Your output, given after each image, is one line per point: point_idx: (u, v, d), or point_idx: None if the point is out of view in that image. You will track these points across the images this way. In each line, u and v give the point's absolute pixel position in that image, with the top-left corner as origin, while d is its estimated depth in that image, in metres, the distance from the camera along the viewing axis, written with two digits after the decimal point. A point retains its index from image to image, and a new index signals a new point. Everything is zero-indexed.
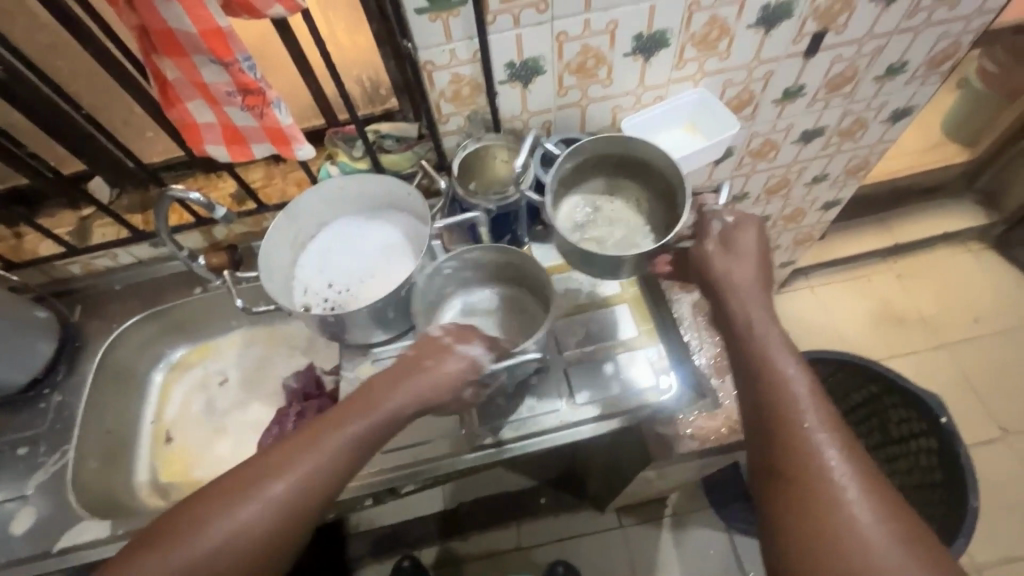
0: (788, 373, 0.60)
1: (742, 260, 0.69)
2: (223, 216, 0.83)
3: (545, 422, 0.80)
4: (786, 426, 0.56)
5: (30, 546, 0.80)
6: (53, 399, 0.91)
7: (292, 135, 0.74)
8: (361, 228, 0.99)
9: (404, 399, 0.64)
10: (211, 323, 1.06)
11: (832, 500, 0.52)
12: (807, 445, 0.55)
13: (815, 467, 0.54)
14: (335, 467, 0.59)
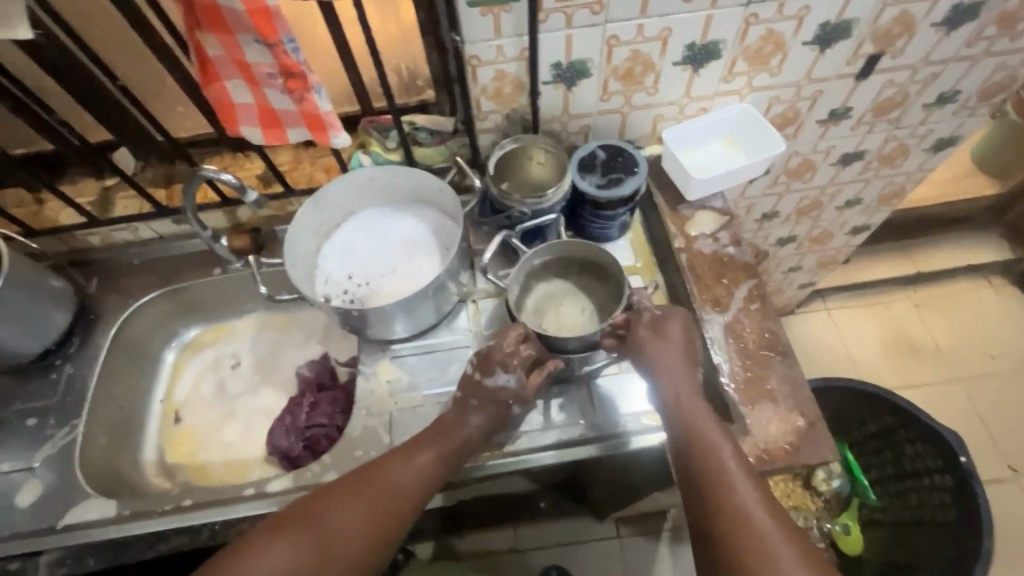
0: (709, 427, 0.67)
1: (672, 345, 0.74)
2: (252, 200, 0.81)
3: (539, 438, 0.80)
4: (705, 479, 0.63)
5: (32, 520, 0.77)
6: (65, 371, 0.90)
7: (330, 122, 0.72)
8: (386, 220, 0.97)
9: (438, 453, 0.71)
10: (228, 304, 1.05)
11: (749, 537, 0.59)
12: (724, 491, 0.62)
13: (736, 512, 0.60)
14: (381, 517, 0.65)
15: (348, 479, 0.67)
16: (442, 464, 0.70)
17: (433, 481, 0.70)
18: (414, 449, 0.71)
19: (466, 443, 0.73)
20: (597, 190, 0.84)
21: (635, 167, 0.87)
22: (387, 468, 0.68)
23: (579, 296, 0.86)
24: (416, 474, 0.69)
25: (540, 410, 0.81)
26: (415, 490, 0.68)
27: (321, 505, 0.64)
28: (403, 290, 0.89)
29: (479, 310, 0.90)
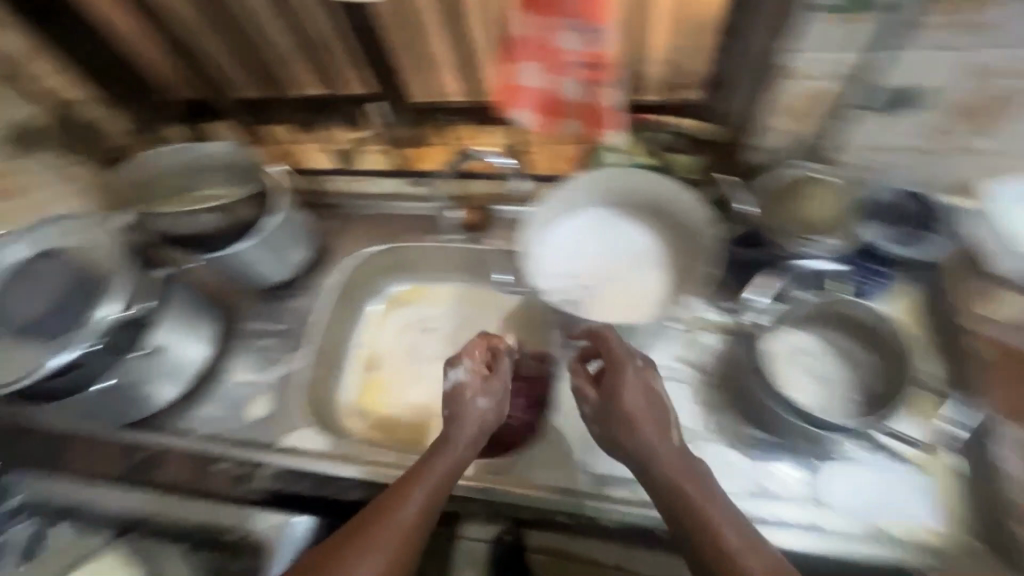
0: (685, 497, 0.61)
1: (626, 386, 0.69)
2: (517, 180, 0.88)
3: (767, 509, 0.69)
4: (666, 487, 0.62)
5: (262, 430, 0.87)
6: (300, 302, 1.00)
7: (611, 118, 0.68)
8: (614, 223, 0.89)
9: (427, 492, 0.68)
10: (433, 269, 1.07)
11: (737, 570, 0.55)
12: (732, 527, 0.58)
13: (698, 527, 0.58)
14: (400, 564, 0.62)
15: (345, 530, 0.64)
16: (423, 513, 0.66)
17: (429, 514, 0.67)
18: (403, 494, 0.67)
19: (443, 476, 0.70)
20: None
21: (928, 225, 0.76)
22: (394, 510, 0.65)
23: (836, 362, 0.75)
24: (418, 514, 0.65)
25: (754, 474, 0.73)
26: (411, 526, 0.64)
27: (329, 557, 0.61)
28: (631, 308, 0.81)
29: (696, 343, 0.84)
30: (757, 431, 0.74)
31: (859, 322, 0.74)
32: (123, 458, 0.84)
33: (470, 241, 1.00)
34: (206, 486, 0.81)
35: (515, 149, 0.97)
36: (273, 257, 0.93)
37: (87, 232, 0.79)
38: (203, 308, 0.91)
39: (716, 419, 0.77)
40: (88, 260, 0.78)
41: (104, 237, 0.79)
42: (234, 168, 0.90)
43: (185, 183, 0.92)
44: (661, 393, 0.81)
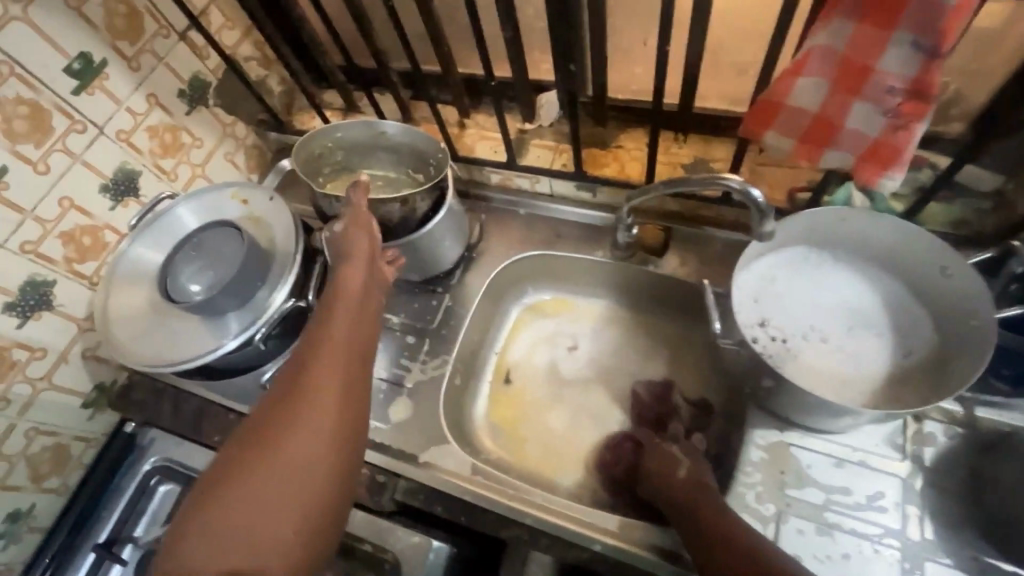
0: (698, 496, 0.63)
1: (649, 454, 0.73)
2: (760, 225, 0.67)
3: None
4: (711, 540, 0.57)
5: (399, 437, 0.81)
6: (444, 299, 0.93)
7: (905, 161, 0.55)
8: (836, 276, 0.75)
9: (347, 322, 0.64)
10: (583, 282, 0.96)
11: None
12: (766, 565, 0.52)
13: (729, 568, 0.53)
14: (349, 421, 0.57)
15: (291, 373, 0.59)
16: (356, 364, 0.61)
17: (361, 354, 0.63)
18: (329, 323, 0.63)
19: (363, 317, 0.66)
20: None
21: None
22: (324, 339, 0.61)
23: None
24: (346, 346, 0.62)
25: None
26: (349, 359, 0.61)
27: (282, 414, 0.55)
28: (840, 390, 0.68)
29: (921, 436, 0.69)
30: (1003, 560, 0.61)
31: None
32: None
33: (638, 262, 0.87)
34: None
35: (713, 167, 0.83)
36: (429, 252, 0.86)
37: (263, 210, 0.80)
38: None
39: (946, 533, 0.64)
40: (261, 238, 0.79)
41: (280, 219, 0.79)
42: (404, 150, 0.87)
43: (354, 156, 0.88)
44: (872, 487, 0.67)
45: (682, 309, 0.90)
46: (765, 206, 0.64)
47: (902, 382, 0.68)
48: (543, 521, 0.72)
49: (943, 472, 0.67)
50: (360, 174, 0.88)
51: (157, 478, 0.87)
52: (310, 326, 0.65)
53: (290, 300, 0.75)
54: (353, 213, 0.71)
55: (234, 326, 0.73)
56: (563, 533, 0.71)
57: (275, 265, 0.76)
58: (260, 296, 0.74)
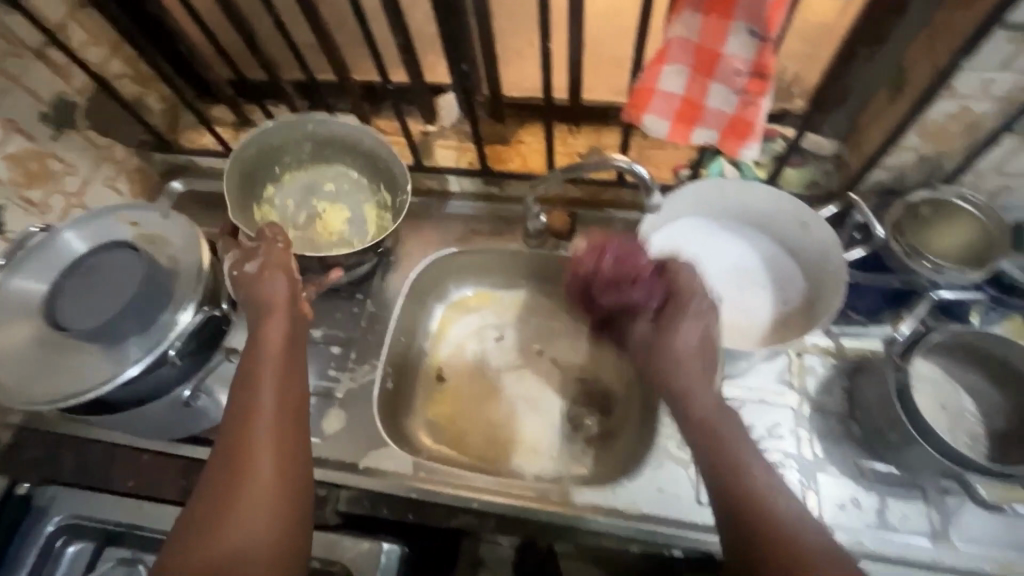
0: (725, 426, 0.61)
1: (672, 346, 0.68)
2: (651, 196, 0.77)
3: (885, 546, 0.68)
4: (708, 448, 0.60)
5: (333, 447, 0.80)
6: (366, 306, 0.92)
7: (757, 134, 0.63)
8: (724, 245, 0.84)
9: (275, 376, 0.60)
10: (502, 273, 1.00)
11: (785, 533, 0.53)
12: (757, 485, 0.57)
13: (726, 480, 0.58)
14: (296, 433, 0.58)
15: (222, 439, 0.56)
16: (297, 380, 0.62)
17: (295, 401, 0.60)
18: (259, 365, 0.60)
19: (299, 338, 0.65)
20: None
21: None
22: (245, 397, 0.58)
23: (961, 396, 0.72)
24: (273, 402, 0.58)
25: (880, 510, 0.70)
26: (281, 411, 0.58)
27: (226, 492, 0.52)
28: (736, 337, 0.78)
29: (803, 368, 0.79)
30: (877, 461, 0.72)
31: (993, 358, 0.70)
32: (184, 478, 0.79)
33: (551, 248, 0.93)
34: None
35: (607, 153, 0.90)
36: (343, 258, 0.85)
37: (159, 226, 0.75)
38: None
39: (832, 448, 0.74)
40: (161, 254, 0.73)
41: (176, 232, 0.74)
42: (378, 165, 0.89)
43: (318, 150, 0.91)
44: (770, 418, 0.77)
45: None
46: (649, 180, 0.74)
47: (784, 325, 0.78)
48: (490, 503, 0.74)
49: (826, 396, 0.77)
50: (323, 173, 0.91)
51: (65, 539, 0.77)
52: (234, 377, 0.61)
53: (201, 313, 0.70)
54: (268, 252, 0.69)
55: (139, 350, 0.67)
56: (512, 510, 0.74)
57: (180, 280, 0.71)
58: (165, 316, 0.69)
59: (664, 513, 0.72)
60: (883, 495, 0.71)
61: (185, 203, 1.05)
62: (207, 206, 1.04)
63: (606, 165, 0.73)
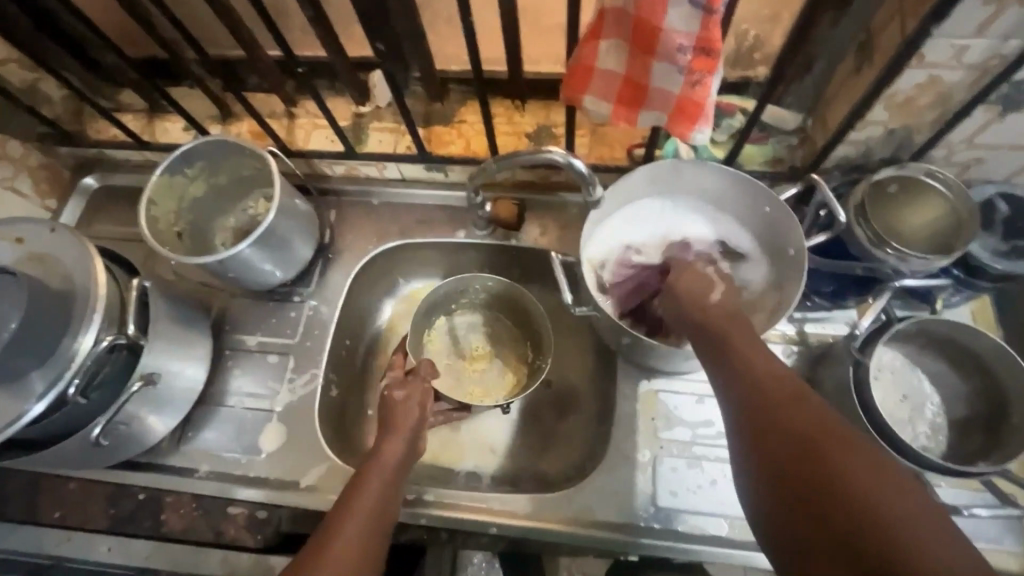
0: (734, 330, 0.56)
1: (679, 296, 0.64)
2: (592, 195, 0.69)
3: None
4: (762, 402, 0.48)
5: (273, 464, 0.76)
6: (304, 308, 0.86)
7: (709, 116, 0.57)
8: (689, 223, 0.78)
9: (364, 517, 0.59)
10: (453, 264, 0.93)
11: (909, 546, 0.36)
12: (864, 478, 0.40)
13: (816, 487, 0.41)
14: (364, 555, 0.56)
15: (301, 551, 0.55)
16: (388, 511, 0.62)
17: (375, 552, 0.58)
18: (359, 485, 0.62)
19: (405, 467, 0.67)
20: (1004, 261, 0.65)
21: None
22: (337, 536, 0.56)
23: (923, 386, 0.69)
24: (359, 545, 0.56)
25: None
26: (361, 550, 0.56)
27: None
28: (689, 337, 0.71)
29: None
30: None
31: (956, 345, 0.67)
32: (112, 506, 0.75)
33: (501, 238, 0.86)
34: (219, 531, 0.73)
35: (555, 134, 0.83)
36: (269, 258, 0.78)
37: (47, 245, 0.67)
38: (189, 326, 0.77)
39: None
40: (51, 276, 0.65)
41: (65, 249, 0.66)
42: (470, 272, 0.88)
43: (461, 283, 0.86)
44: None
45: (551, 276, 0.90)
46: (591, 177, 0.67)
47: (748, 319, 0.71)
48: (441, 517, 0.71)
49: None
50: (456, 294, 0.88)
51: None
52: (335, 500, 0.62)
53: (103, 340, 0.63)
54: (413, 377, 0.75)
55: (37, 386, 0.60)
56: (464, 524, 0.71)
57: (76, 303, 0.63)
58: (61, 345, 0.61)
59: (619, 519, 0.69)
60: None
61: (102, 201, 0.96)
62: (124, 203, 0.95)
63: (544, 159, 0.65)
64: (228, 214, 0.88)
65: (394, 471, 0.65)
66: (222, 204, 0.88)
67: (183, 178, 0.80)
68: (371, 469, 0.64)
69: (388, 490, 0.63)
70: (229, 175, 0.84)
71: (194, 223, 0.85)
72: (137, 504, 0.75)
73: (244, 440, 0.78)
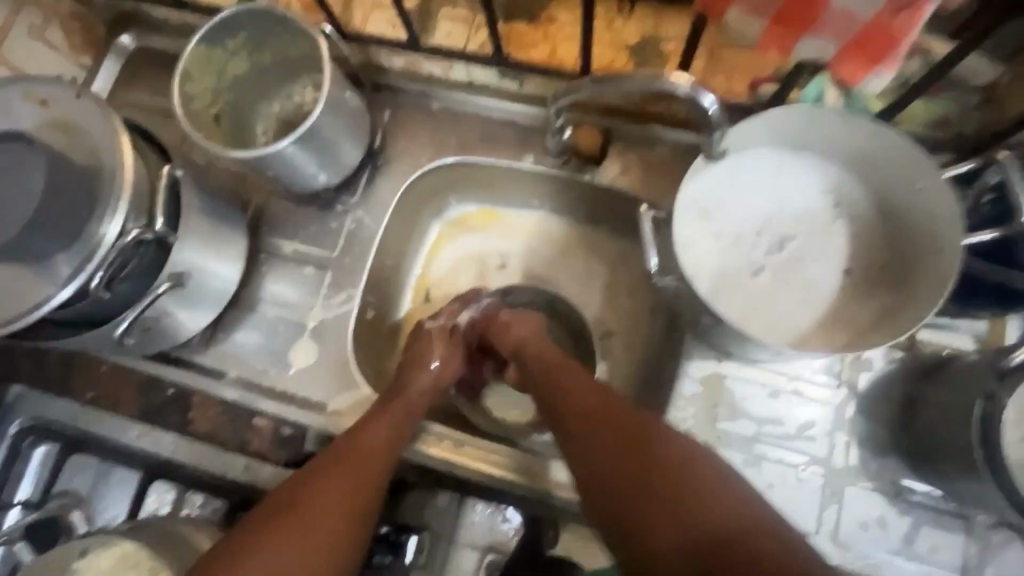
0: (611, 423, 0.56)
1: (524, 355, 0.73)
2: (711, 140, 0.56)
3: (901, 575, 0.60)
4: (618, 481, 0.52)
5: (302, 382, 0.73)
6: (346, 220, 0.78)
7: (897, 54, 0.43)
8: (810, 180, 0.64)
9: (390, 423, 0.63)
10: (515, 191, 0.82)
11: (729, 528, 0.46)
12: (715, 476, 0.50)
13: (645, 505, 0.50)
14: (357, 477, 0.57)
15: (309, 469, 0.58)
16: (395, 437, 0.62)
17: (394, 453, 0.62)
18: (374, 413, 0.64)
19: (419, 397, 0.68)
20: None
21: None
22: (361, 436, 0.61)
23: None
24: (381, 444, 0.61)
25: (908, 536, 0.61)
26: (381, 453, 0.60)
27: (308, 489, 0.55)
28: (774, 329, 0.62)
29: (859, 361, 0.65)
30: (918, 481, 0.62)
31: None
32: (142, 397, 0.74)
33: (573, 171, 0.74)
34: (243, 441, 0.71)
35: (663, 50, 0.67)
36: (314, 161, 0.69)
37: (74, 112, 0.59)
38: (221, 220, 0.70)
39: (870, 458, 0.63)
40: (76, 152, 0.58)
41: (89, 121, 0.59)
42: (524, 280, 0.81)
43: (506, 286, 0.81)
44: (804, 415, 0.65)
45: (622, 222, 0.78)
46: (718, 119, 0.54)
47: (846, 319, 0.62)
48: (464, 468, 0.69)
49: (875, 395, 0.64)
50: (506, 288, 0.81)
51: (31, 440, 0.75)
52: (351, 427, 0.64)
53: (130, 232, 0.56)
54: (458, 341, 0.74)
55: (64, 269, 0.55)
56: (489, 481, 0.68)
57: (100, 185, 0.56)
58: (86, 230, 0.55)
59: None
60: (918, 521, 0.61)
61: (137, 65, 0.86)
62: (162, 70, 0.85)
63: (658, 89, 0.53)
64: (272, 100, 0.78)
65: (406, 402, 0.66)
66: (266, 87, 0.77)
67: (224, 51, 0.70)
68: (388, 398, 0.66)
69: (400, 421, 0.64)
70: (274, 54, 0.73)
71: (235, 105, 0.75)
72: (167, 398, 0.73)
73: (274, 353, 0.74)
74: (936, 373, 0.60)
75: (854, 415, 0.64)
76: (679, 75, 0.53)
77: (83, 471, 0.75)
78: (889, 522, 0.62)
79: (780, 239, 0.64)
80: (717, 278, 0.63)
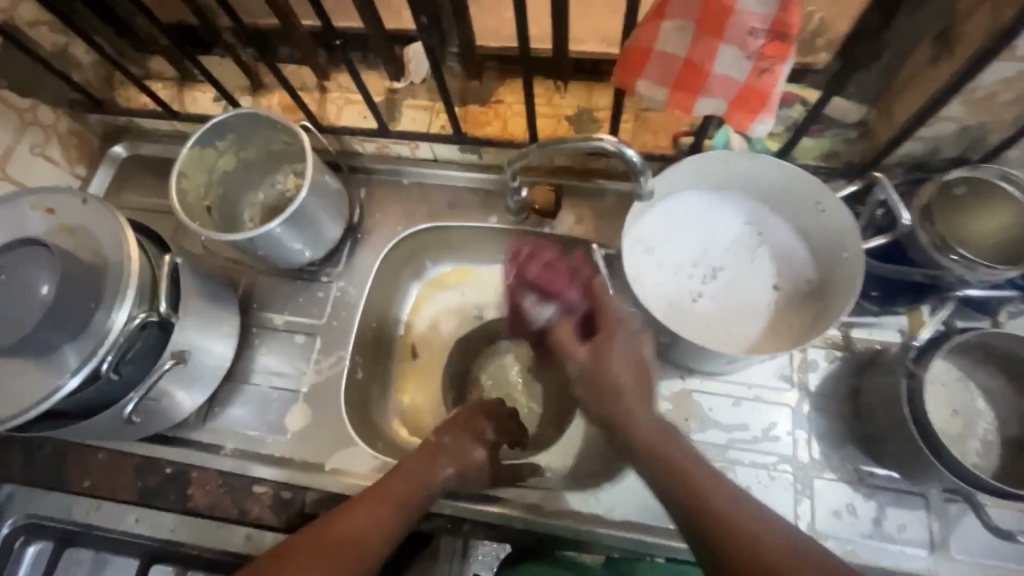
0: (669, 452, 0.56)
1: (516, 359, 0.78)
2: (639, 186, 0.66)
3: (877, 554, 0.65)
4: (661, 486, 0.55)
5: (296, 445, 0.76)
6: (332, 289, 0.84)
7: (771, 106, 0.54)
8: (730, 216, 0.75)
9: (387, 507, 0.62)
10: (484, 248, 0.90)
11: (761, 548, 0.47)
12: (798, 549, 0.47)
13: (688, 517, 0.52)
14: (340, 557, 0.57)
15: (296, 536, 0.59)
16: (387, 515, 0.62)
17: (383, 540, 0.60)
18: (375, 491, 0.64)
19: (426, 479, 0.66)
20: None
21: None
22: (351, 517, 0.60)
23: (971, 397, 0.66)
24: (375, 529, 0.61)
25: (877, 519, 0.66)
26: (367, 537, 0.60)
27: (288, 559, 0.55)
28: (730, 343, 0.69)
29: (806, 363, 0.73)
30: (876, 465, 0.68)
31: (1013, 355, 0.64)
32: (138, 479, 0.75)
33: (533, 225, 0.83)
34: (242, 510, 0.72)
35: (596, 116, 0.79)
36: (299, 237, 0.76)
37: (79, 216, 0.66)
38: (215, 299, 0.75)
39: (831, 450, 0.69)
40: (80, 248, 0.64)
41: (94, 223, 0.65)
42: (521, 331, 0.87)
43: None
44: (765, 420, 0.71)
45: None
46: (642, 167, 0.64)
47: (786, 326, 0.70)
48: (465, 510, 0.71)
49: (825, 394, 0.72)
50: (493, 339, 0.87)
51: (24, 539, 0.76)
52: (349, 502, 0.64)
53: (137, 319, 0.61)
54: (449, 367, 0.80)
55: (71, 360, 0.59)
56: (483, 518, 0.71)
57: (107, 278, 0.62)
58: (94, 320, 0.60)
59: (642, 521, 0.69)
60: (882, 502, 0.67)
61: (128, 171, 0.94)
62: (153, 174, 0.94)
63: (591, 148, 0.63)
64: (257, 189, 0.87)
65: (411, 477, 0.66)
66: (251, 178, 0.86)
67: (214, 151, 0.79)
68: (393, 474, 0.66)
69: (399, 507, 0.63)
70: (258, 150, 0.83)
71: (224, 198, 0.84)
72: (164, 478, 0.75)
73: (269, 422, 0.78)
74: (872, 367, 0.68)
75: (809, 414, 0.71)
76: (607, 137, 0.64)
77: (78, 564, 0.75)
78: (857, 509, 0.67)
79: (720, 261, 0.73)
80: (672, 303, 0.71)
